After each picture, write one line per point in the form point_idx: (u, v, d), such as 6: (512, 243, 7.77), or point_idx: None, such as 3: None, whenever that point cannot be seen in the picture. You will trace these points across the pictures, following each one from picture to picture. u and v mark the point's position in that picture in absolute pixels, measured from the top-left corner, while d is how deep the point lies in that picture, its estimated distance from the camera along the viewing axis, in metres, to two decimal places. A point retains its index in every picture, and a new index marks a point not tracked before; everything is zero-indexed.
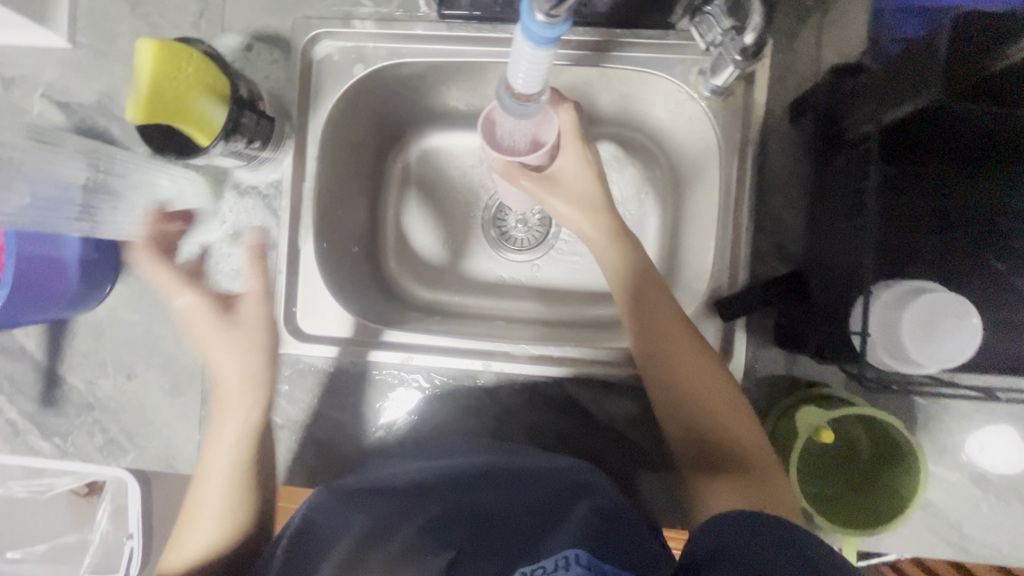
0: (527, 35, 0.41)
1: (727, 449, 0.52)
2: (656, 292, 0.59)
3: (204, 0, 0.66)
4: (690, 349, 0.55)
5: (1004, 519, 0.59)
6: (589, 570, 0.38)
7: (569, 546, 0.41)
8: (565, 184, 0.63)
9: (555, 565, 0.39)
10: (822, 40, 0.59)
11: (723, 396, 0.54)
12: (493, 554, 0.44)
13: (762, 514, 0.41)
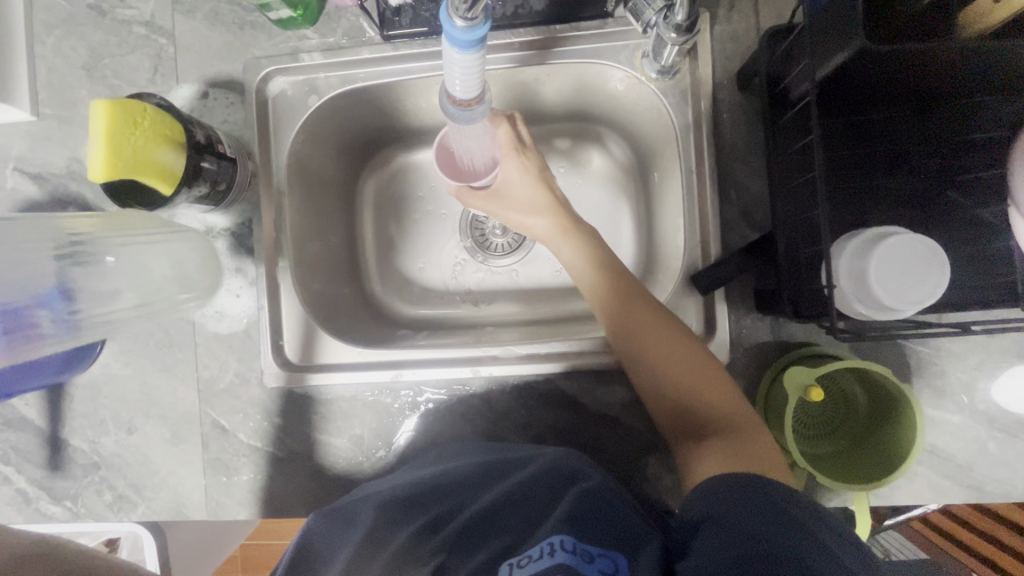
0: (452, 42, 0.39)
1: (710, 420, 0.52)
2: (620, 280, 0.60)
3: (157, 56, 0.68)
4: (657, 329, 0.56)
5: (1014, 455, 0.58)
6: (575, 554, 0.40)
7: (553, 533, 0.42)
8: (513, 192, 0.65)
9: (540, 553, 0.41)
10: (759, 5, 0.60)
11: (699, 370, 0.54)
12: (482, 541, 0.45)
13: (749, 483, 0.42)
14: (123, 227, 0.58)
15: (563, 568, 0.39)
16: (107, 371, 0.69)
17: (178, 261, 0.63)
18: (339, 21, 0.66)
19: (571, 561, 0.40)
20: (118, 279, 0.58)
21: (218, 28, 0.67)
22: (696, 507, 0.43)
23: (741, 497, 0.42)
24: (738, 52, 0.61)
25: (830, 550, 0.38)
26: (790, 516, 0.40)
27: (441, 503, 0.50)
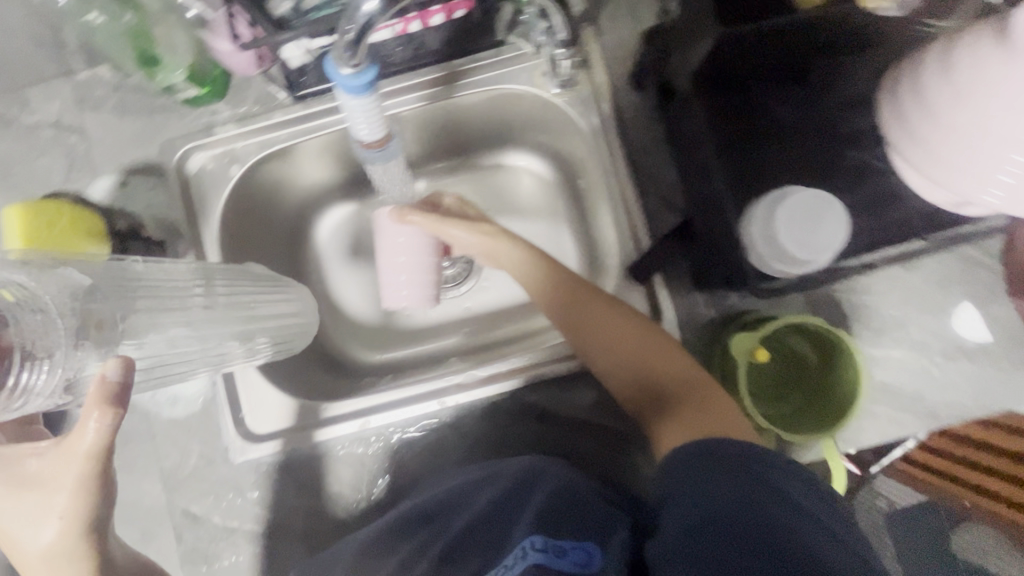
0: (344, 90, 0.40)
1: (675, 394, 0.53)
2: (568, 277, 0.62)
3: (70, 155, 0.68)
4: (611, 314, 0.58)
5: (956, 375, 0.61)
6: (546, 551, 0.40)
7: (525, 536, 0.42)
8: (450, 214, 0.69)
9: (513, 559, 0.41)
10: (637, 11, 0.65)
11: (657, 348, 0.56)
12: (462, 559, 0.45)
13: (716, 449, 0.44)
14: (226, 274, 0.57)
15: (538, 569, 0.39)
16: None
17: (280, 315, 0.61)
18: (248, 90, 0.67)
19: (542, 561, 0.40)
20: (236, 316, 0.53)
21: (128, 117, 0.68)
22: (666, 481, 0.44)
23: (709, 468, 0.43)
24: (628, 56, 0.65)
25: (794, 501, 0.40)
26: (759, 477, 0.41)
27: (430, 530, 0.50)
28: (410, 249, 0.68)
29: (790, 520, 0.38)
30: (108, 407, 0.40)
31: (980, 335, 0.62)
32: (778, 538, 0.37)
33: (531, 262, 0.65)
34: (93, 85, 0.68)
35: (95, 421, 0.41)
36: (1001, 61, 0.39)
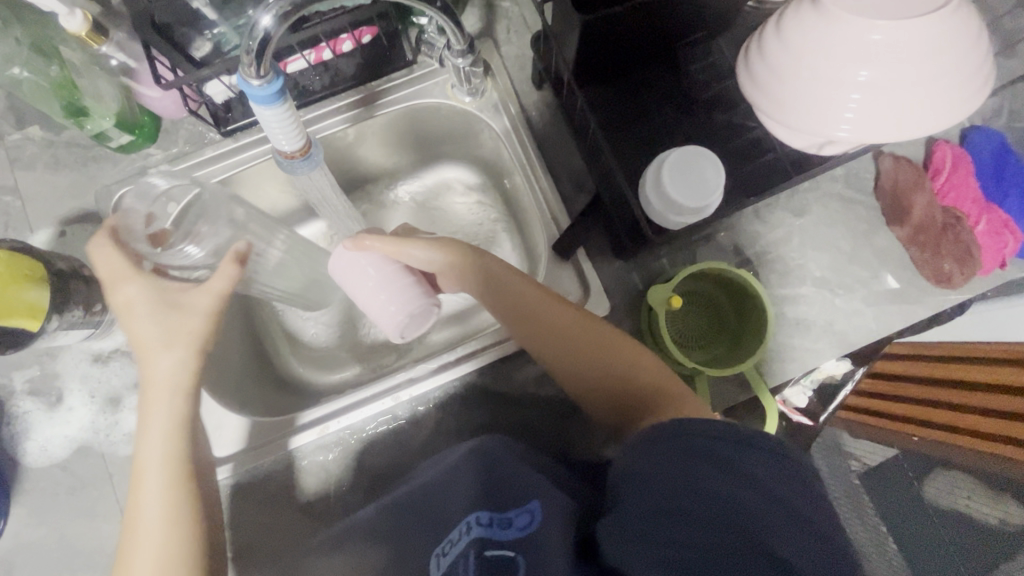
0: (256, 102, 0.45)
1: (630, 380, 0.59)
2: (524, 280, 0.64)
3: (5, 213, 0.70)
4: (559, 307, 0.62)
5: (859, 302, 0.68)
6: (489, 525, 0.46)
7: (469, 511, 0.47)
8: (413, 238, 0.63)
9: (458, 534, 0.46)
10: (529, 23, 0.73)
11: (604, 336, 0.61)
12: (418, 528, 0.50)
13: (691, 437, 0.41)
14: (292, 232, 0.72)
15: (479, 542, 0.46)
16: (16, 541, 0.64)
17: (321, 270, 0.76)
18: (178, 132, 0.71)
19: (485, 533, 0.46)
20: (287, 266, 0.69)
21: (62, 171, 0.71)
22: (636, 459, 0.43)
23: (675, 450, 0.41)
24: (526, 63, 0.72)
25: (757, 479, 0.39)
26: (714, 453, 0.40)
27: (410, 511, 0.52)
28: (375, 264, 0.59)
29: (747, 501, 0.38)
30: (235, 266, 0.54)
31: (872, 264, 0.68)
32: (732, 517, 0.38)
33: (495, 276, 0.64)
34: (25, 145, 0.71)
35: (226, 276, 0.54)
36: (818, 24, 0.50)
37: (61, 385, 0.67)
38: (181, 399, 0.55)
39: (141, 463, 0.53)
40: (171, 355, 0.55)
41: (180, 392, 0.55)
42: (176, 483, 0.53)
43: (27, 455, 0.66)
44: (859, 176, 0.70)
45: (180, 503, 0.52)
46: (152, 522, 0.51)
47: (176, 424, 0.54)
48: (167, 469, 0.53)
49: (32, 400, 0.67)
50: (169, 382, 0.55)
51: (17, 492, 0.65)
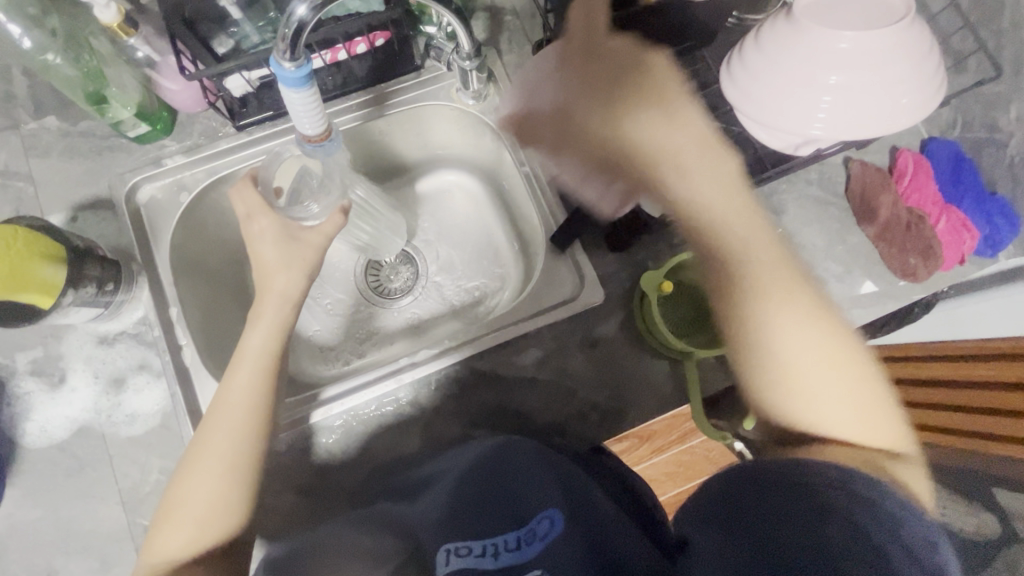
0: (285, 84, 0.49)
1: (733, 318, 0.56)
2: (696, 126, 0.59)
3: (17, 198, 0.72)
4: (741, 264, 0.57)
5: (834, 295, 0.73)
6: (515, 550, 0.47)
7: (499, 535, 0.49)
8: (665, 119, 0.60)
9: (482, 551, 0.47)
10: (529, 35, 0.78)
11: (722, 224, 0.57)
12: (446, 527, 0.51)
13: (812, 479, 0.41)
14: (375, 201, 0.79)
15: (504, 569, 0.46)
16: (10, 522, 0.64)
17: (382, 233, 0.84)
18: (193, 125, 0.74)
19: (465, 564, 0.46)
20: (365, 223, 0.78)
21: (76, 159, 0.73)
22: (726, 491, 0.43)
23: (781, 489, 0.41)
24: (527, 70, 0.78)
25: (858, 519, 0.38)
26: (803, 477, 0.41)
27: (388, 521, 0.55)
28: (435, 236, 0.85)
29: (856, 543, 0.37)
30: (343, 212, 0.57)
31: (845, 260, 0.74)
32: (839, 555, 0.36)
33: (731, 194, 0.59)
34: (41, 134, 0.73)
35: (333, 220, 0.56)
36: (791, 34, 0.57)
37: (64, 365, 0.68)
38: (261, 380, 0.54)
39: (218, 420, 0.53)
40: (264, 321, 0.55)
41: (263, 367, 0.54)
42: (241, 452, 0.53)
43: (27, 435, 0.66)
44: (832, 180, 0.76)
45: (239, 463, 0.53)
46: (212, 463, 0.53)
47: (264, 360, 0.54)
48: (246, 422, 0.53)
49: (34, 380, 0.67)
50: (258, 356, 0.54)
51: (14, 472, 0.65)
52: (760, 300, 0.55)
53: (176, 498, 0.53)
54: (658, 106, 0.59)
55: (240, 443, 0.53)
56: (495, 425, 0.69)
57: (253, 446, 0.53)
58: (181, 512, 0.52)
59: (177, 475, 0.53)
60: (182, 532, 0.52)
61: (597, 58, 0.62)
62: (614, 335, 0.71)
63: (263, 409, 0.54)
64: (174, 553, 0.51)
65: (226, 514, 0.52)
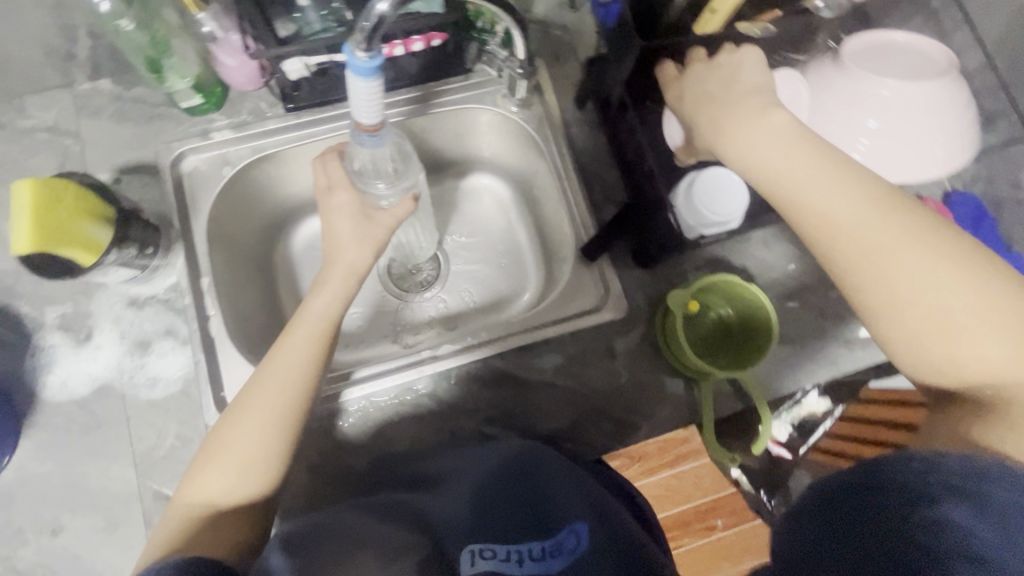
0: (355, 72, 0.51)
1: (836, 257, 0.48)
2: (782, 117, 0.52)
3: (63, 154, 0.73)
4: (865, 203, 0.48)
5: (848, 333, 0.75)
6: (536, 561, 0.47)
7: (524, 543, 0.49)
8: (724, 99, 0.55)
9: (507, 556, 0.47)
10: (577, 52, 0.81)
11: (807, 195, 0.49)
12: (480, 525, 0.51)
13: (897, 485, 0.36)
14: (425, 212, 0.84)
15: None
16: (20, 472, 0.64)
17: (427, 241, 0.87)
18: (243, 102, 0.76)
19: (495, 567, 0.45)
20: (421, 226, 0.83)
21: (125, 123, 0.74)
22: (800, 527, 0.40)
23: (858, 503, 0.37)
24: (572, 85, 0.80)
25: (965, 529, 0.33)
26: (886, 484, 0.36)
27: (410, 513, 0.53)
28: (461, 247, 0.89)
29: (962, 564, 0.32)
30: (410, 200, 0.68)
31: None
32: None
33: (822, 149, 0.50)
34: (93, 95, 0.74)
35: (403, 207, 0.68)
36: (842, 79, 0.59)
37: (92, 323, 0.68)
38: (318, 340, 0.62)
39: (271, 371, 0.60)
40: (329, 289, 0.65)
41: (322, 330, 0.63)
42: (294, 392, 0.59)
43: (48, 388, 0.66)
44: None
45: (286, 413, 0.58)
46: (264, 410, 0.58)
47: (322, 317, 0.63)
48: (303, 367, 0.60)
49: (60, 334, 0.68)
50: (319, 321, 0.63)
51: (30, 423, 0.65)
52: (881, 237, 0.46)
53: (223, 440, 0.57)
54: (710, 99, 0.55)
55: (291, 394, 0.58)
56: (509, 425, 0.70)
57: (300, 398, 0.59)
58: (223, 455, 0.57)
59: (225, 421, 0.58)
60: (222, 474, 0.56)
61: (687, 89, 0.57)
62: (633, 349, 0.72)
63: (316, 366, 0.61)
64: (215, 495, 0.55)
65: (266, 463, 0.57)
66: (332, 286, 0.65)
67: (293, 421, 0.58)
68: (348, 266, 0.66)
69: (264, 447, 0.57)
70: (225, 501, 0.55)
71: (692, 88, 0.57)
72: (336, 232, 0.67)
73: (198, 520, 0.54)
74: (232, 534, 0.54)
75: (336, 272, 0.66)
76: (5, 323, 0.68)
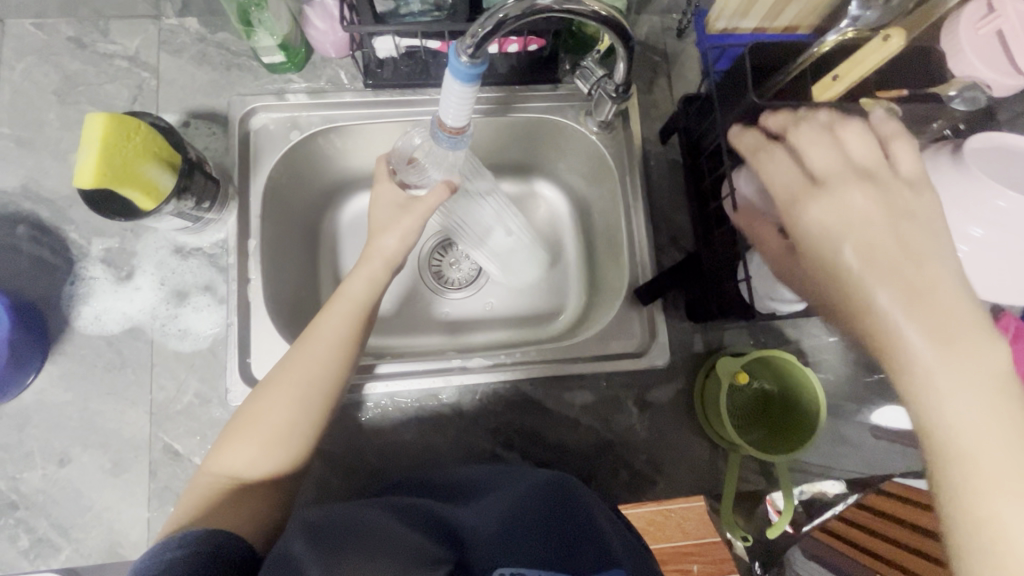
0: (453, 74, 0.47)
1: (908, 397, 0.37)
2: (997, 357, 0.35)
3: (137, 87, 0.72)
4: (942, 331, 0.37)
5: (890, 432, 0.72)
6: None
7: None
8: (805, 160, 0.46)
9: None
10: (672, 84, 0.77)
11: (932, 406, 0.36)
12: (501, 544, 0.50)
13: None
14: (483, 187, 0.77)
15: None
16: (40, 397, 0.64)
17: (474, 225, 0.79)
18: (323, 69, 0.74)
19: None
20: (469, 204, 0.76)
21: (204, 67, 0.73)
22: None
23: None
24: (659, 117, 0.77)
25: None
26: None
27: (432, 521, 0.50)
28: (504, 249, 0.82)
29: None
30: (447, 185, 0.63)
31: None
32: None
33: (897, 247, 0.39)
34: (178, 32, 0.73)
35: (436, 193, 0.63)
36: (954, 176, 0.54)
37: (135, 263, 0.68)
38: (353, 327, 0.62)
39: (304, 348, 0.60)
40: (367, 276, 0.64)
41: (357, 313, 0.62)
42: (322, 371, 0.59)
43: (81, 319, 0.66)
44: None
45: (318, 397, 0.58)
46: (294, 388, 0.58)
47: (360, 300, 0.63)
48: (334, 348, 0.60)
49: (102, 269, 0.67)
50: (354, 304, 0.63)
51: (59, 350, 0.66)
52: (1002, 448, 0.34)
53: (254, 414, 0.57)
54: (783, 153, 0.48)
55: (324, 378, 0.59)
56: (525, 451, 0.69)
57: (334, 384, 0.59)
58: (251, 428, 0.57)
59: (255, 395, 0.58)
60: (248, 446, 0.56)
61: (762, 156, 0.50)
62: (667, 402, 0.70)
63: (349, 353, 0.61)
64: (240, 468, 0.56)
65: (290, 443, 0.57)
66: (374, 270, 0.65)
67: (323, 406, 0.58)
68: (388, 256, 0.65)
69: (288, 423, 0.57)
70: (249, 474, 0.56)
71: (822, 216, 0.43)
72: (377, 222, 0.66)
73: (220, 491, 0.55)
74: (254, 511, 0.54)
75: (378, 258, 0.65)
76: (52, 247, 0.67)
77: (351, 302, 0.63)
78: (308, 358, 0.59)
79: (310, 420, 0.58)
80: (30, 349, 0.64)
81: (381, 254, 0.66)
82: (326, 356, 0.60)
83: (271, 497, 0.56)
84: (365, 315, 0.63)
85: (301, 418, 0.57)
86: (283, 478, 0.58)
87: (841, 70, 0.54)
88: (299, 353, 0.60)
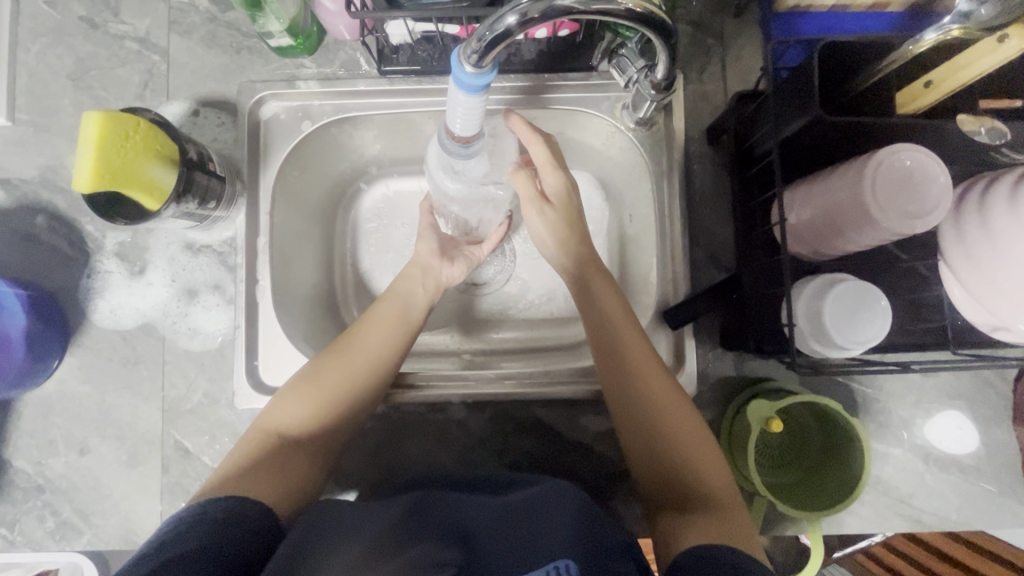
0: (458, 84, 0.43)
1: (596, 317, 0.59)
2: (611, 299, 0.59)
3: (148, 71, 0.69)
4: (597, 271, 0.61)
5: (946, 486, 0.64)
6: None
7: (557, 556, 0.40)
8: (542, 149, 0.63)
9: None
10: (726, 73, 0.67)
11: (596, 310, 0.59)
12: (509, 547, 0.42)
13: None
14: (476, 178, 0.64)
15: None
16: (61, 387, 0.66)
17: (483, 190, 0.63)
18: (337, 52, 0.68)
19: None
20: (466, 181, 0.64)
21: (214, 50, 0.68)
22: None
23: None
24: (708, 112, 0.67)
25: None
26: None
27: (445, 511, 0.46)
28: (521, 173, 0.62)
29: None
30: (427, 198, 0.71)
31: (978, 452, 0.64)
32: None
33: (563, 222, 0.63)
34: (188, 11, 0.69)
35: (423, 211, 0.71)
36: None
37: (147, 258, 0.67)
38: (404, 314, 0.63)
39: (363, 326, 0.61)
40: (410, 283, 0.65)
41: (399, 310, 0.63)
42: (380, 349, 0.60)
43: (97, 312, 0.67)
44: None
45: (375, 371, 0.59)
46: (355, 359, 0.59)
47: (410, 304, 0.64)
48: (391, 332, 0.61)
49: (116, 263, 0.67)
50: (402, 298, 0.64)
51: (77, 342, 0.66)
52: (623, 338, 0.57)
53: (316, 377, 0.57)
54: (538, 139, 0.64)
55: (381, 359, 0.59)
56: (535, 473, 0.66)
57: (386, 364, 0.60)
58: (305, 389, 0.57)
59: (316, 362, 0.59)
60: (300, 403, 0.56)
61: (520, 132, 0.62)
62: None
63: (400, 336, 0.61)
64: (290, 424, 0.55)
65: (342, 408, 0.57)
66: (418, 283, 0.65)
67: (374, 382, 0.58)
68: (421, 265, 0.67)
69: (341, 389, 0.57)
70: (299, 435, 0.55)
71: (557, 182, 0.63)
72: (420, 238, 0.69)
73: (267, 444, 0.54)
74: (294, 472, 0.53)
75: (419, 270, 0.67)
76: (69, 237, 0.67)
77: (398, 300, 0.64)
78: (365, 337, 0.60)
79: (361, 391, 0.58)
80: (50, 340, 0.65)
81: (415, 261, 0.67)
82: (382, 333, 0.61)
83: (311, 463, 0.54)
84: (411, 308, 0.64)
85: (359, 390, 0.57)
86: (326, 445, 0.56)
87: (937, 74, 0.43)
88: (356, 334, 0.60)
